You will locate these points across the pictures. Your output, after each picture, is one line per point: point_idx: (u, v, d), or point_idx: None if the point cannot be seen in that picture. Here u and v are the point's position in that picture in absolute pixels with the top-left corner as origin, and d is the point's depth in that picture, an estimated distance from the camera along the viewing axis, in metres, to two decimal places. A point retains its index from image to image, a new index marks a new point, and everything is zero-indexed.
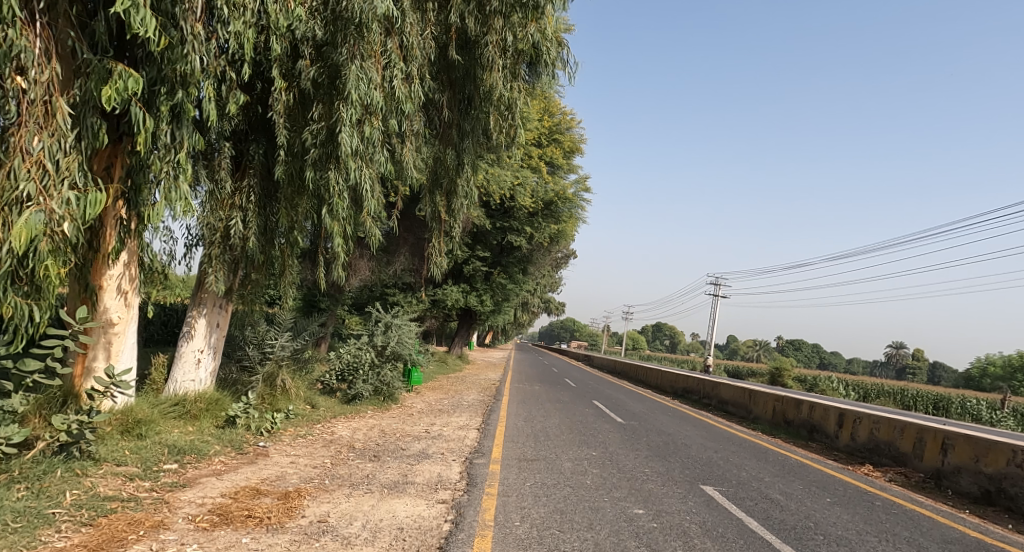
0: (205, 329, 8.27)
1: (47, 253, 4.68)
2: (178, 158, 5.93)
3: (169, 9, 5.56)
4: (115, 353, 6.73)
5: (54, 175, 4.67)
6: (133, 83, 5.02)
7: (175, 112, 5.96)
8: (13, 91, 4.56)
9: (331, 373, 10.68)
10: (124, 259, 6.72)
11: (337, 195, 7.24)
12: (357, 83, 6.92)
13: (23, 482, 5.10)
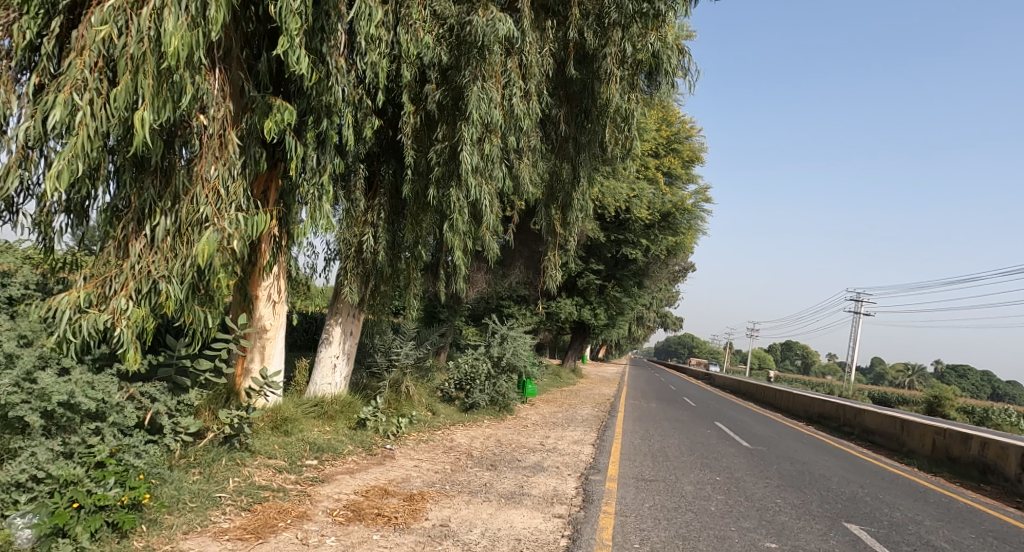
0: (340, 336, 8.91)
1: (221, 267, 5.36)
2: (322, 181, 6.56)
3: (318, 46, 6.20)
4: (268, 356, 7.48)
5: (226, 199, 5.33)
6: (289, 115, 5.64)
7: (321, 138, 6.60)
8: (197, 128, 5.29)
9: (450, 382, 11.11)
10: (275, 272, 7.42)
11: (457, 211, 7.64)
12: (479, 103, 7.28)
13: (197, 468, 5.82)
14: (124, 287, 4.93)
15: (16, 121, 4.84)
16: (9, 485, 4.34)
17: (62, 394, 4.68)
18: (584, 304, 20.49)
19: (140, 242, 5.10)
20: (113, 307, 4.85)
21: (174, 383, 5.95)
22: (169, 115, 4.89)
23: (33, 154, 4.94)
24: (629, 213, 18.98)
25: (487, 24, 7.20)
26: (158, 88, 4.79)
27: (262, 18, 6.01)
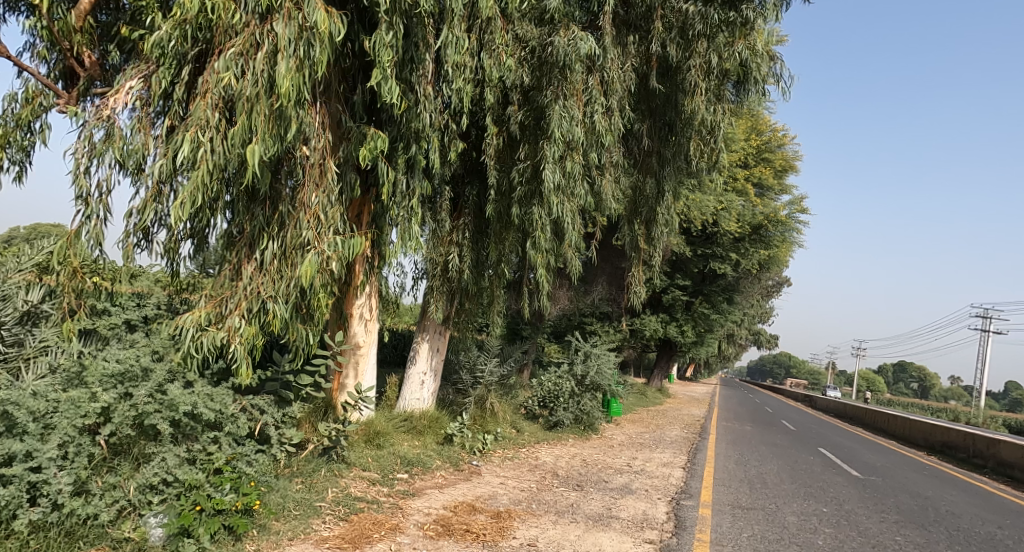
0: (427, 353, 9.15)
1: (321, 287, 5.71)
2: (411, 204, 6.85)
3: (408, 75, 6.54)
4: (361, 371, 7.84)
5: (325, 224, 5.69)
6: (382, 142, 5.96)
7: (410, 162, 6.93)
8: (302, 158, 5.71)
9: (534, 399, 11.16)
10: (368, 291, 7.78)
11: (540, 228, 7.75)
12: (561, 121, 7.39)
13: (300, 477, 6.17)
14: (237, 306, 5.32)
15: (150, 158, 5.45)
16: (143, 487, 4.76)
17: (186, 404, 5.00)
18: (670, 321, 20.09)
19: (252, 265, 5.52)
20: (229, 325, 5.23)
21: (279, 396, 6.28)
22: (277, 147, 5.36)
23: (162, 187, 5.50)
24: (716, 226, 18.49)
25: (568, 43, 7.33)
26: (269, 124, 5.25)
27: (359, 53, 6.45)
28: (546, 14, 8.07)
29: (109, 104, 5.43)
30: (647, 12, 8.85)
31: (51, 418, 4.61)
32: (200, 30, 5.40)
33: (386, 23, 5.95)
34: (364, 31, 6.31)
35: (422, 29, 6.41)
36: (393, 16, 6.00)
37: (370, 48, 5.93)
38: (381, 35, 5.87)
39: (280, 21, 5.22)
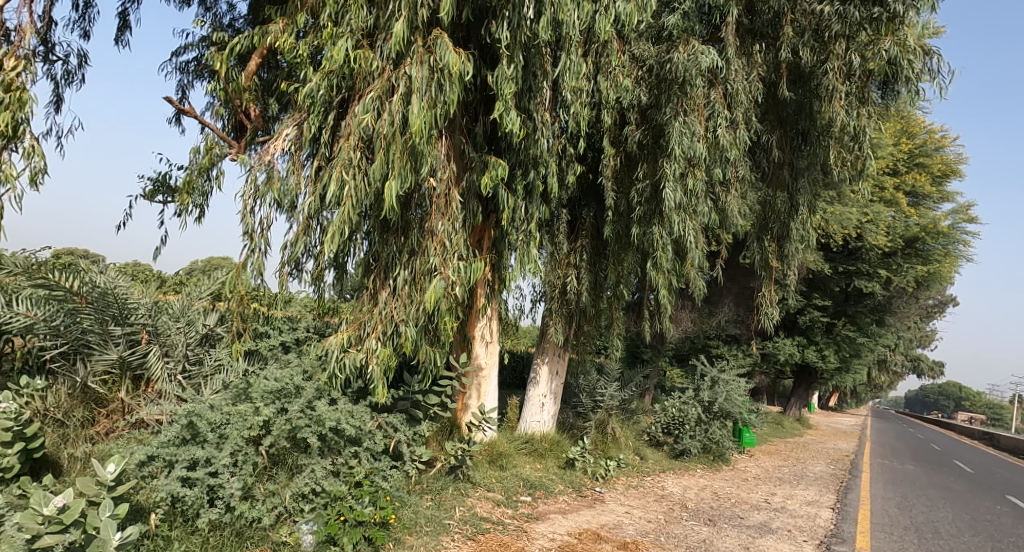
0: (547, 377, 9.15)
1: (446, 311, 5.96)
2: (529, 228, 7.00)
3: (527, 103, 6.72)
4: (484, 393, 8.05)
5: (450, 249, 5.94)
6: (503, 170, 6.19)
7: (529, 188, 7.10)
8: (428, 189, 6.06)
9: (658, 426, 10.84)
10: (489, 314, 8.00)
11: (661, 248, 7.61)
12: (682, 138, 7.26)
13: (430, 495, 6.41)
14: (374, 330, 5.77)
15: (301, 198, 6.09)
16: (297, 496, 5.18)
17: (331, 420, 5.41)
18: (807, 344, 18.83)
19: (386, 290, 5.96)
20: (366, 347, 5.71)
21: (410, 415, 6.57)
22: (410, 180, 5.74)
23: (311, 222, 6.11)
24: (861, 239, 17.19)
25: (687, 58, 7.26)
26: (402, 159, 5.62)
27: (482, 86, 6.77)
28: (665, 31, 8.04)
29: (268, 153, 6.17)
30: (775, 19, 8.59)
31: (225, 429, 5.07)
32: (342, 78, 6.01)
33: (507, 56, 6.20)
34: (486, 65, 6.65)
35: (540, 58, 6.58)
36: (513, 48, 6.23)
37: (493, 81, 6.19)
38: (503, 69, 6.11)
39: (413, 65, 5.59)
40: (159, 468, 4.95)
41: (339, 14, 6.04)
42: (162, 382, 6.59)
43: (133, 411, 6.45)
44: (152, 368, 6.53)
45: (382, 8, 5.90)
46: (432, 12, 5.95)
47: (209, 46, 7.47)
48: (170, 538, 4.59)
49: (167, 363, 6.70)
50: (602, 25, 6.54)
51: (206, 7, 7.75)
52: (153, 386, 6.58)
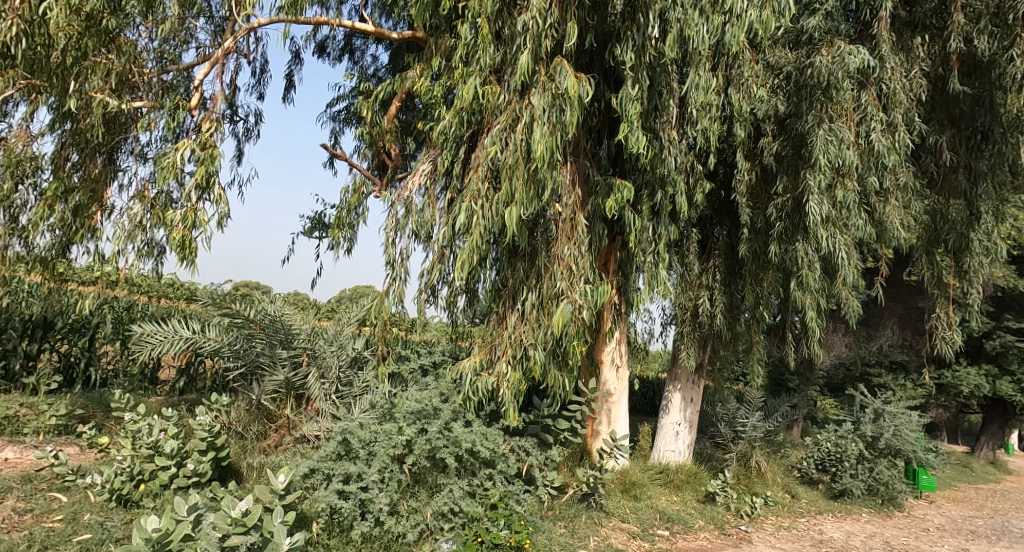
0: (681, 405, 8.71)
1: (575, 335, 5.78)
2: (658, 251, 6.72)
3: (652, 123, 6.37)
4: (613, 419, 7.81)
5: (576, 274, 5.79)
6: (629, 192, 5.93)
7: (656, 208, 6.81)
8: (553, 215, 5.97)
9: (811, 461, 9.93)
10: (617, 337, 7.75)
11: (807, 266, 6.94)
12: (826, 146, 6.62)
13: (563, 520, 6.32)
14: (503, 353, 5.74)
15: (437, 229, 5.78)
16: (438, 514, 4.94)
17: (468, 441, 5.11)
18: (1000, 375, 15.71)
19: (515, 314, 5.92)
20: (497, 371, 5.64)
21: (541, 439, 6.50)
22: (536, 208, 5.31)
23: (446, 251, 5.72)
24: None
25: (831, 60, 6.59)
26: None
27: (605, 107, 6.61)
28: (804, 35, 7.42)
29: (407, 189, 5.96)
30: (939, 7, 7.70)
31: (374, 445, 4.99)
32: (473, 113, 5.65)
33: (631, 77, 5.79)
34: (610, 87, 6.43)
35: (664, 76, 6.21)
36: (638, 68, 5.80)
37: (618, 104, 5.86)
38: (627, 90, 5.76)
39: (536, 93, 5.12)
40: (318, 482, 4.94)
41: (469, 53, 5.62)
42: (320, 401, 6.10)
43: (296, 428, 5.99)
44: (310, 387, 6.09)
45: (509, 44, 5.53)
46: (556, 41, 5.56)
47: (357, 95, 8.20)
48: (329, 545, 4.60)
49: (323, 384, 6.20)
50: (734, 35, 5.76)
51: (353, 62, 8.56)
52: (312, 404, 6.13)
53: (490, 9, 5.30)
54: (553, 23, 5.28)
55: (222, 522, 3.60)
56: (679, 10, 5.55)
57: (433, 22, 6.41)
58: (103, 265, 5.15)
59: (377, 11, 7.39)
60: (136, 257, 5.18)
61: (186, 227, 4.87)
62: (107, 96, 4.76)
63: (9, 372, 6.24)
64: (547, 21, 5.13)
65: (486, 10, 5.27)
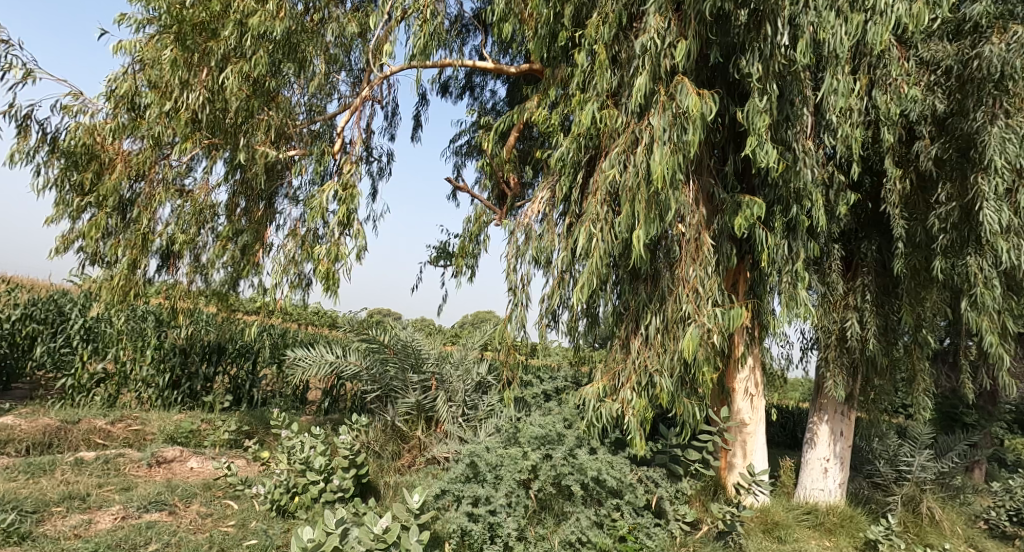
0: (830, 435, 6.18)
1: (706, 363, 4.50)
2: (796, 267, 4.91)
3: (783, 137, 4.79)
4: (751, 452, 5.81)
5: (706, 295, 4.51)
6: (761, 209, 4.51)
7: (790, 224, 5.08)
8: (676, 237, 4.70)
9: (1003, 508, 6.27)
10: (751, 363, 5.79)
11: (983, 285, 4.88)
12: (1005, 145, 4.70)
13: None
14: (628, 380, 4.58)
15: (556, 255, 5.39)
16: (564, 544, 4.25)
17: (594, 469, 4.37)
18: None
19: (637, 340, 4.73)
20: (621, 397, 4.53)
21: (670, 471, 5.04)
22: (659, 231, 4.50)
23: (566, 276, 5.28)
24: None
25: (1005, 47, 4.70)
26: (650, 209, 4.43)
27: (730, 120, 5.07)
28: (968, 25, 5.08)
29: (527, 217, 5.72)
30: None
31: (501, 469, 4.46)
32: (590, 139, 5.08)
33: (757, 89, 4.46)
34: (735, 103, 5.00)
35: (799, 83, 4.73)
36: (765, 79, 4.50)
37: (742, 119, 4.51)
38: (753, 101, 4.40)
39: (655, 113, 4.36)
40: (449, 504, 4.48)
41: (586, 81, 5.12)
42: (448, 423, 6.35)
43: (427, 448, 6.28)
44: (438, 410, 6.37)
45: (626, 67, 4.87)
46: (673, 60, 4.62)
47: (477, 129, 8.64)
48: None
49: (450, 407, 6.45)
50: (878, 34, 4.40)
51: (474, 97, 9.03)
52: (441, 426, 6.40)
53: (606, 34, 4.78)
54: (674, 41, 4.52)
55: (366, 540, 3.84)
56: (813, 11, 4.29)
57: (551, 53, 6.05)
58: (263, 295, 5.73)
59: (495, 48, 7.76)
60: (289, 289, 5.71)
61: (330, 260, 5.27)
62: (269, 149, 5.42)
63: (193, 391, 7.05)
64: (669, 39, 4.41)
65: (602, 37, 4.75)
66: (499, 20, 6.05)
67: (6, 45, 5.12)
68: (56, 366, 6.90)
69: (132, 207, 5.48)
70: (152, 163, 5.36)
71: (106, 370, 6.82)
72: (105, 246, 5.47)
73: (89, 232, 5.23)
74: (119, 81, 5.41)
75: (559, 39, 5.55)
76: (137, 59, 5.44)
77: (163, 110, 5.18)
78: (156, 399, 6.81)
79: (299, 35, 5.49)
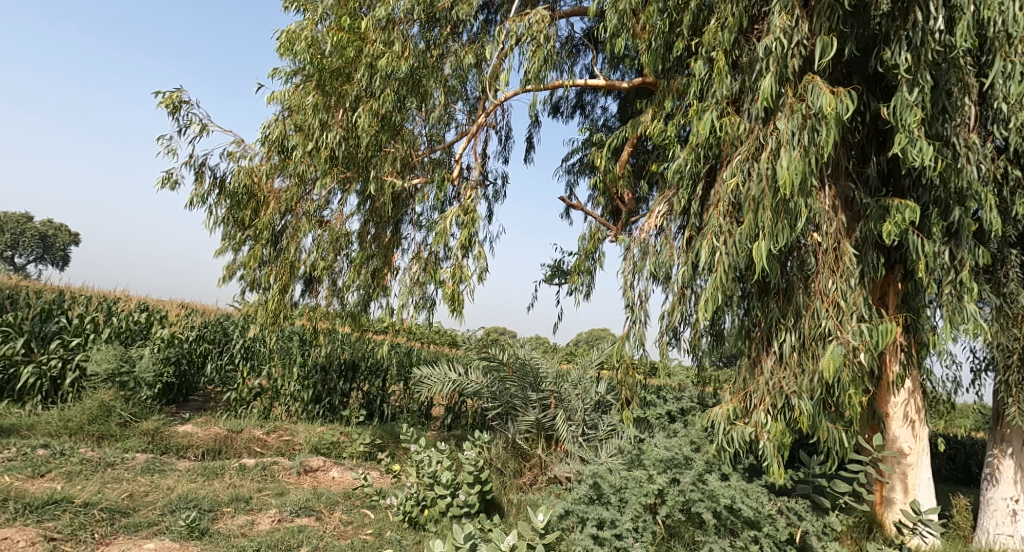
0: (1017, 472, 5.16)
1: (851, 383, 4.14)
2: (961, 277, 4.26)
3: (940, 131, 4.25)
4: (914, 487, 4.94)
5: (849, 310, 4.19)
6: (914, 213, 4.04)
7: (951, 229, 4.45)
8: (811, 246, 4.43)
9: None
10: (908, 384, 5.00)
11: None
12: None
13: None
14: (762, 401, 4.39)
15: (676, 269, 5.30)
16: None
17: (727, 496, 4.17)
18: None
19: (770, 359, 4.52)
20: (754, 420, 4.35)
21: (813, 503, 4.59)
22: (790, 241, 4.27)
23: (687, 292, 5.16)
24: None
25: None
26: (779, 219, 4.24)
27: (871, 118, 4.74)
28: None
29: (643, 233, 5.58)
30: None
31: (626, 492, 4.40)
32: (710, 149, 4.96)
33: (906, 81, 4.02)
34: (877, 98, 4.62)
35: (959, 71, 4.13)
36: (916, 69, 4.03)
37: (889, 116, 4.08)
38: (902, 94, 3.97)
39: (782, 117, 4.20)
40: (574, 525, 4.44)
41: (704, 89, 5.04)
42: (569, 443, 6.37)
43: (549, 468, 6.32)
44: (558, 429, 6.41)
45: (748, 71, 4.73)
46: (804, 59, 4.43)
47: (589, 146, 8.73)
48: None
49: (570, 426, 6.46)
50: None
51: (586, 116, 9.14)
52: (561, 445, 6.44)
53: (725, 39, 4.69)
54: (804, 39, 4.31)
55: None
56: None
57: (666, 64, 5.97)
58: (390, 315, 6.06)
59: (606, 65, 7.79)
60: (414, 309, 5.98)
61: (454, 282, 5.45)
62: (395, 178, 5.75)
63: (332, 406, 7.56)
64: (799, 38, 4.21)
65: (720, 42, 4.67)
66: (612, 37, 6.10)
67: (187, 106, 5.86)
68: (223, 381, 7.72)
69: (283, 237, 6.04)
70: (297, 199, 5.89)
71: (261, 386, 7.50)
72: (261, 274, 6.07)
73: (249, 261, 5.88)
74: (272, 127, 6.06)
75: (675, 50, 5.50)
76: (286, 106, 6.04)
77: (306, 149, 5.70)
78: (302, 412, 7.39)
79: (421, 70, 5.85)
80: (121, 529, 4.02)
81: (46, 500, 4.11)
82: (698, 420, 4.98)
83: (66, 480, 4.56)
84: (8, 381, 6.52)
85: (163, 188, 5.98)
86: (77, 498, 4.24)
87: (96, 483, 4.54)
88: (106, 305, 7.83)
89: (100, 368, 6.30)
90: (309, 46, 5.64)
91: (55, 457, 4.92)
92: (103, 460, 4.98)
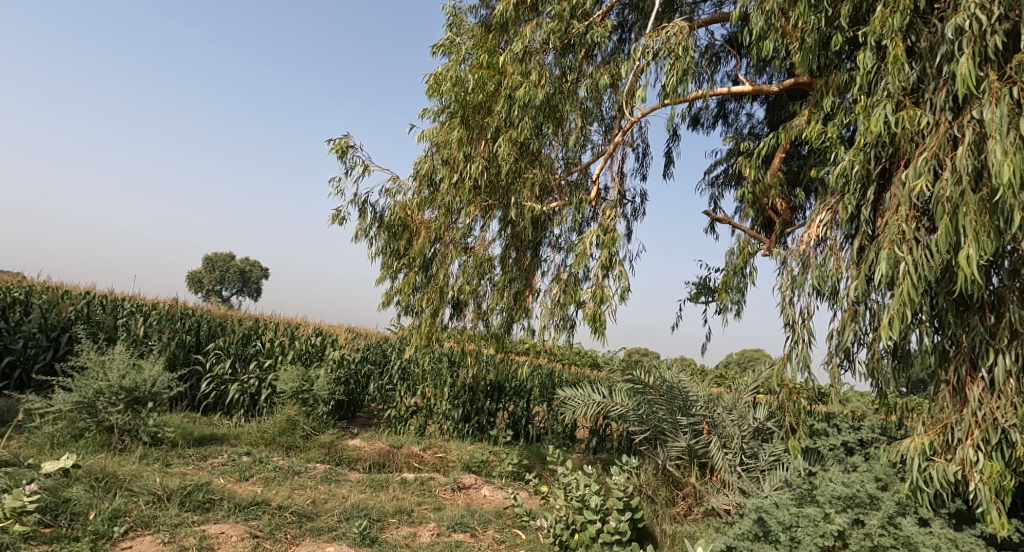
0: None
1: None
2: None
3: None
4: None
5: None
6: None
7: None
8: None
9: None
10: None
11: None
12: None
13: None
14: (969, 436, 3.85)
15: (844, 283, 4.73)
16: None
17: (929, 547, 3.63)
18: None
19: (977, 385, 3.93)
20: (960, 457, 3.82)
21: None
22: (997, 247, 3.70)
23: (860, 308, 4.60)
24: None
25: None
26: (985, 222, 3.69)
27: None
28: None
29: (804, 244, 5.12)
30: None
31: (797, 531, 3.97)
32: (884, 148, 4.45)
33: None
34: None
35: None
36: None
37: None
38: None
39: (985, 105, 3.68)
40: None
41: (873, 83, 4.54)
42: (726, 472, 5.90)
43: (704, 499, 5.89)
44: (713, 457, 5.94)
45: (929, 57, 4.19)
46: (1006, 36, 3.84)
47: (735, 156, 8.25)
48: None
49: (726, 455, 5.99)
50: None
51: (728, 124, 8.67)
52: (717, 475, 5.96)
53: (900, 24, 4.19)
54: (1006, 12, 3.74)
55: None
56: None
57: (825, 60, 5.48)
58: (532, 336, 6.02)
59: (752, 69, 7.35)
60: (555, 331, 5.88)
61: (595, 303, 5.28)
62: (534, 203, 5.71)
63: (481, 425, 7.64)
64: (996, 14, 3.67)
65: (893, 28, 4.17)
66: (758, 40, 5.71)
67: (353, 149, 6.26)
68: (384, 399, 8.09)
69: (433, 263, 6.22)
70: (445, 228, 6.02)
71: (417, 404, 7.74)
72: (415, 298, 6.30)
73: (403, 288, 6.14)
74: (422, 163, 6.33)
75: (833, 44, 5.02)
76: (434, 143, 6.29)
77: (450, 180, 5.85)
78: (453, 430, 7.48)
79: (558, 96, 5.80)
80: (308, 531, 4.24)
81: (251, 501, 4.45)
82: (886, 454, 4.42)
83: (264, 485, 4.92)
84: (220, 395, 7.25)
85: (333, 224, 6.42)
86: (274, 500, 4.54)
87: (288, 489, 4.85)
88: (290, 330, 8.56)
89: (286, 386, 6.79)
90: (454, 85, 5.87)
91: (256, 464, 5.33)
92: (292, 468, 5.33)
